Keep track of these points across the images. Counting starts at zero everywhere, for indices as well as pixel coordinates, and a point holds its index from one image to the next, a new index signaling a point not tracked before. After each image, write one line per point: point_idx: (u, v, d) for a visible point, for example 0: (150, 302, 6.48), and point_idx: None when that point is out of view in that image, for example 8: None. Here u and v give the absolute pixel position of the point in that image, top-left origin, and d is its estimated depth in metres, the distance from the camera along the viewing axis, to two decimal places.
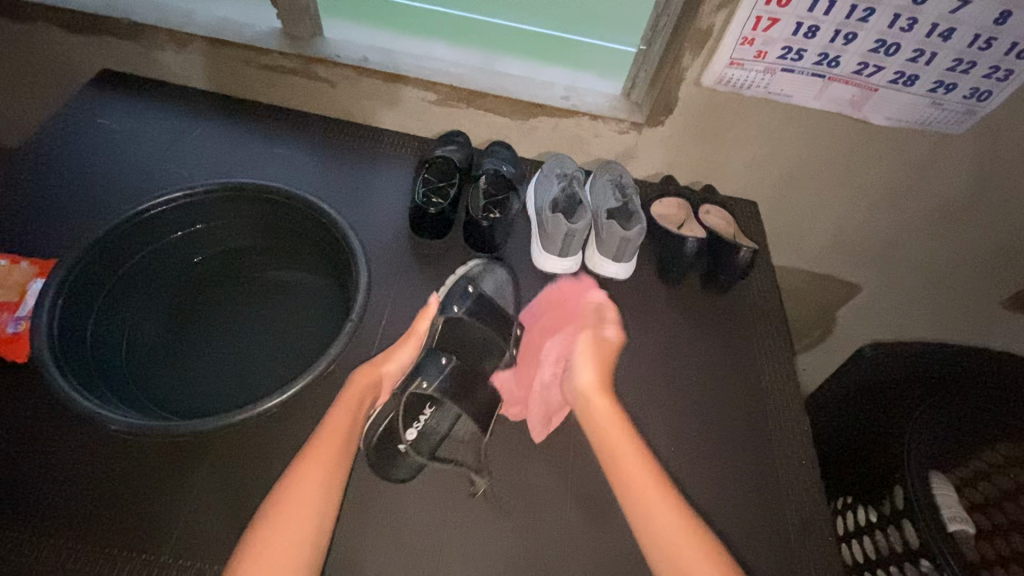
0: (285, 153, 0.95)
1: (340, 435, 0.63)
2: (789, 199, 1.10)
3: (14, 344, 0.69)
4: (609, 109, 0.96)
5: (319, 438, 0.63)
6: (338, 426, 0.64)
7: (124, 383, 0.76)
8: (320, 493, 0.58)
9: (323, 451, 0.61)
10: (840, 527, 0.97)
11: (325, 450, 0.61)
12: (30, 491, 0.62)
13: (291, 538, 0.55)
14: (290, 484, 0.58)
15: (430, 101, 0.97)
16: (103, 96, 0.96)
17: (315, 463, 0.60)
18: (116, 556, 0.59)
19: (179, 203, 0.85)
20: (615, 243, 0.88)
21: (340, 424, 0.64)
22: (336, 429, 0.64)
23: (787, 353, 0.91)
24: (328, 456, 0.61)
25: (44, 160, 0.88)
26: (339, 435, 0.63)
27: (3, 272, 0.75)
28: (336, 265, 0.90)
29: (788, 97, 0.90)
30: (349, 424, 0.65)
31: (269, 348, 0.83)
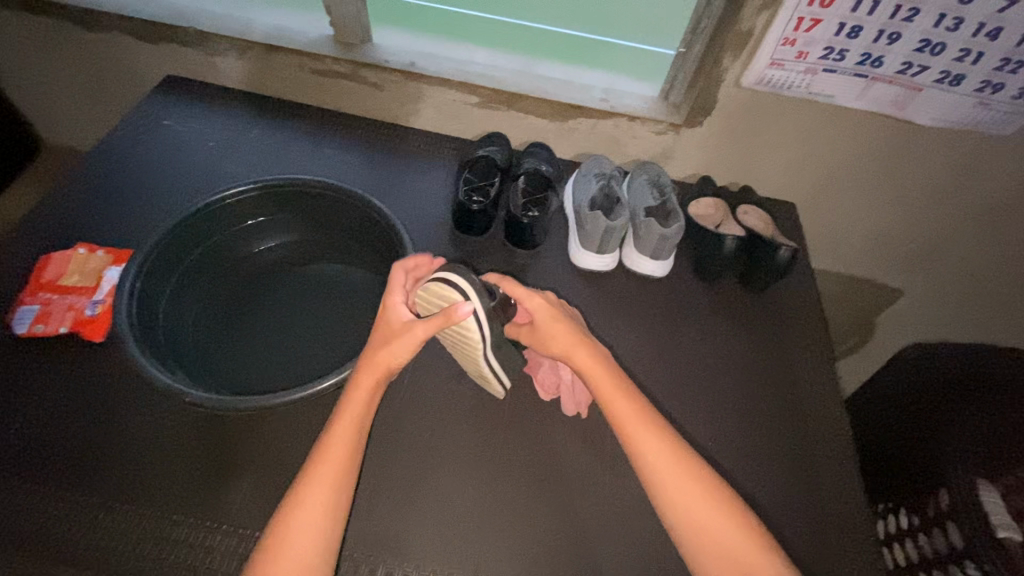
0: (335, 153, 0.99)
1: (345, 453, 0.59)
2: (828, 203, 1.10)
3: (91, 324, 0.74)
4: (648, 111, 0.98)
5: (328, 455, 0.59)
6: (342, 439, 0.60)
7: (192, 361, 0.81)
8: (322, 521, 0.56)
9: (328, 471, 0.58)
10: (881, 531, 0.95)
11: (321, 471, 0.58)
12: (107, 460, 0.67)
13: (299, 559, 0.54)
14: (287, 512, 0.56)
15: (472, 104, 1.01)
16: (169, 100, 1.02)
17: (321, 484, 0.57)
18: (182, 523, 0.64)
19: (242, 197, 0.89)
20: (653, 241, 0.89)
21: (345, 437, 0.60)
22: (340, 442, 0.59)
23: (824, 353, 0.91)
24: (330, 480, 0.58)
25: (117, 157, 0.95)
26: (339, 456, 0.59)
27: (81, 260, 0.80)
28: (386, 259, 0.93)
29: (829, 98, 0.91)
30: (355, 437, 0.60)
31: (322, 335, 0.86)
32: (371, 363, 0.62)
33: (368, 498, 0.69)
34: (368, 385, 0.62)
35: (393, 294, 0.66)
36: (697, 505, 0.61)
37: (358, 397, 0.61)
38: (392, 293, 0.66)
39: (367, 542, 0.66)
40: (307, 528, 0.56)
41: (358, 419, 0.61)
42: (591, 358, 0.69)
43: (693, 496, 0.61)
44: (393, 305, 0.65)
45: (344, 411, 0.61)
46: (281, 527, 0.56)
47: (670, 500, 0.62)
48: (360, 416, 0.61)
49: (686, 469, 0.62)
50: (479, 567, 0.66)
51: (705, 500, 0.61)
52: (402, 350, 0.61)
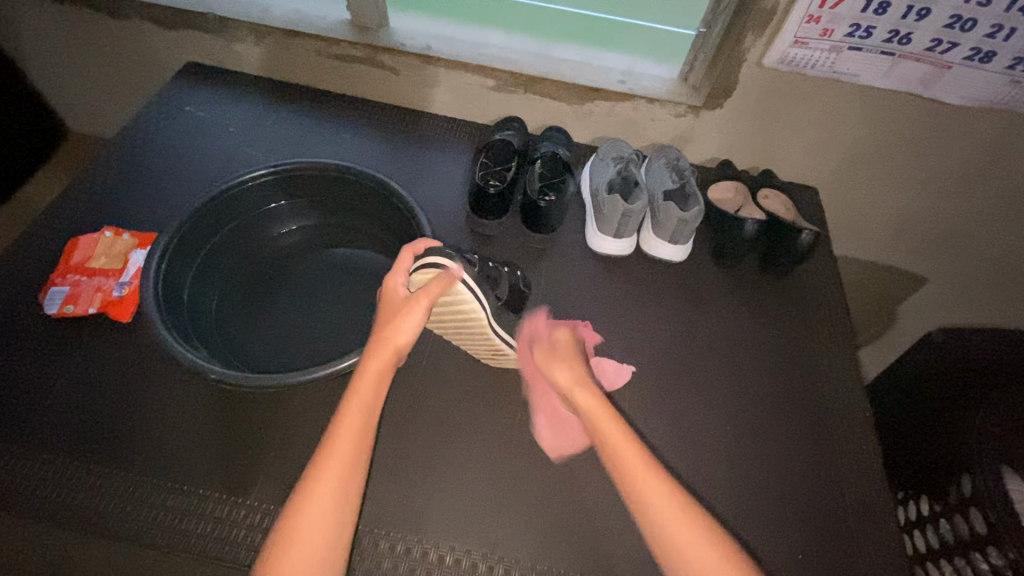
0: (353, 138, 1.00)
1: (355, 435, 0.60)
2: (851, 186, 1.07)
3: (119, 305, 0.77)
4: (666, 92, 0.97)
5: (338, 439, 0.60)
6: (352, 422, 0.61)
7: (216, 342, 0.82)
8: (333, 515, 0.56)
9: (337, 453, 0.59)
10: (901, 518, 0.93)
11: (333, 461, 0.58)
12: (137, 435, 0.69)
13: (309, 553, 0.54)
14: (299, 506, 0.56)
15: (488, 87, 1.01)
16: (191, 86, 1.04)
17: (331, 469, 0.58)
18: (208, 496, 0.65)
19: (263, 181, 0.90)
20: (671, 225, 0.88)
21: (354, 424, 0.61)
22: (350, 424, 0.60)
23: (846, 338, 0.89)
24: (342, 462, 0.58)
25: (141, 142, 0.96)
26: (349, 442, 0.60)
27: (108, 243, 0.82)
28: (404, 242, 0.94)
29: (854, 77, 0.88)
30: (364, 421, 0.61)
31: (341, 318, 0.87)
32: (378, 346, 0.64)
33: (388, 476, 0.70)
34: (377, 368, 0.63)
35: (394, 277, 0.67)
36: (689, 542, 0.58)
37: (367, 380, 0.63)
38: (391, 278, 0.67)
39: (388, 519, 0.67)
40: (321, 508, 0.56)
41: (367, 403, 0.62)
42: (592, 399, 0.67)
43: (681, 529, 0.58)
44: (392, 287, 0.67)
45: (353, 395, 0.62)
46: (291, 512, 0.56)
47: (663, 536, 0.58)
48: (369, 401, 0.62)
49: (683, 504, 0.60)
50: (496, 547, 0.66)
51: (695, 538, 0.58)
52: (407, 328, 0.63)
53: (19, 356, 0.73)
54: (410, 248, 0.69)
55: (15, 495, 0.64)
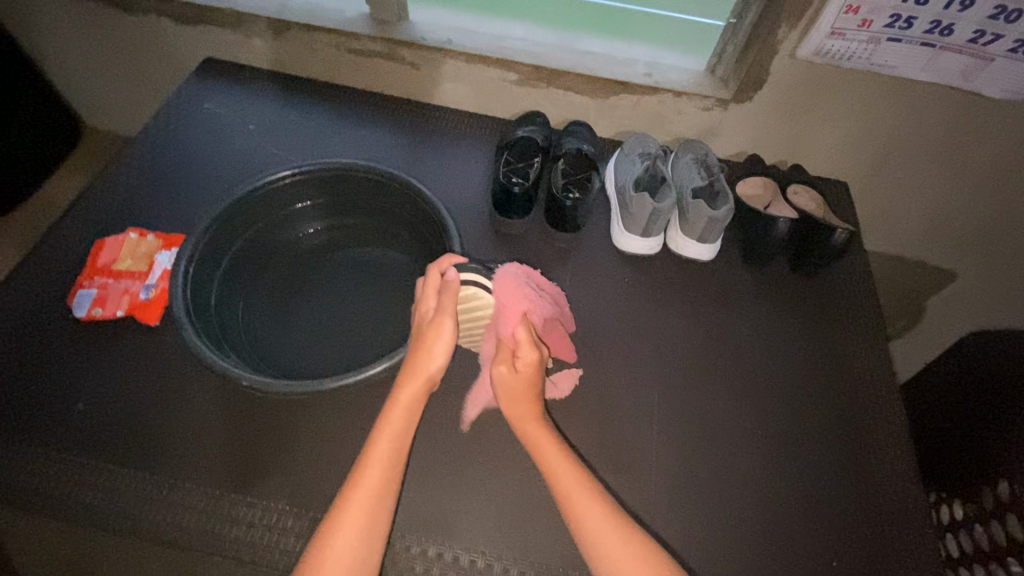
0: (374, 135, 0.99)
1: (383, 464, 0.61)
2: (883, 182, 1.04)
3: (146, 307, 0.76)
4: (693, 86, 0.94)
5: (367, 466, 0.60)
6: (382, 451, 0.61)
7: (243, 344, 0.82)
8: (361, 539, 0.57)
9: (365, 483, 0.59)
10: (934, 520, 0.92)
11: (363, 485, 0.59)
12: (167, 439, 0.69)
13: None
14: (328, 530, 0.57)
15: (511, 81, 0.99)
16: (209, 82, 1.02)
17: (358, 498, 0.58)
18: (240, 500, 0.65)
19: (286, 181, 0.90)
20: (700, 224, 0.86)
21: (387, 451, 0.61)
22: (380, 453, 0.61)
23: (878, 339, 0.87)
24: (369, 491, 0.59)
25: (161, 141, 0.95)
26: (379, 468, 0.60)
27: (133, 244, 0.82)
28: (427, 242, 0.93)
29: (891, 69, 0.85)
30: (393, 451, 0.62)
31: (366, 318, 0.87)
32: (412, 373, 0.66)
33: (419, 480, 0.69)
34: (409, 397, 0.64)
35: (424, 301, 0.70)
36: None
37: (399, 409, 0.64)
38: (421, 301, 0.70)
39: (419, 524, 0.67)
40: (350, 532, 0.57)
41: (397, 432, 0.63)
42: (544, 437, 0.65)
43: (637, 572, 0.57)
44: (424, 312, 0.69)
45: (384, 424, 0.63)
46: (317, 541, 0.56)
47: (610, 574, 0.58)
48: (400, 430, 0.63)
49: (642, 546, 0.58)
50: (528, 553, 0.66)
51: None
52: (439, 353, 0.66)
53: (48, 359, 0.73)
54: (434, 266, 0.71)
55: (50, 499, 0.65)
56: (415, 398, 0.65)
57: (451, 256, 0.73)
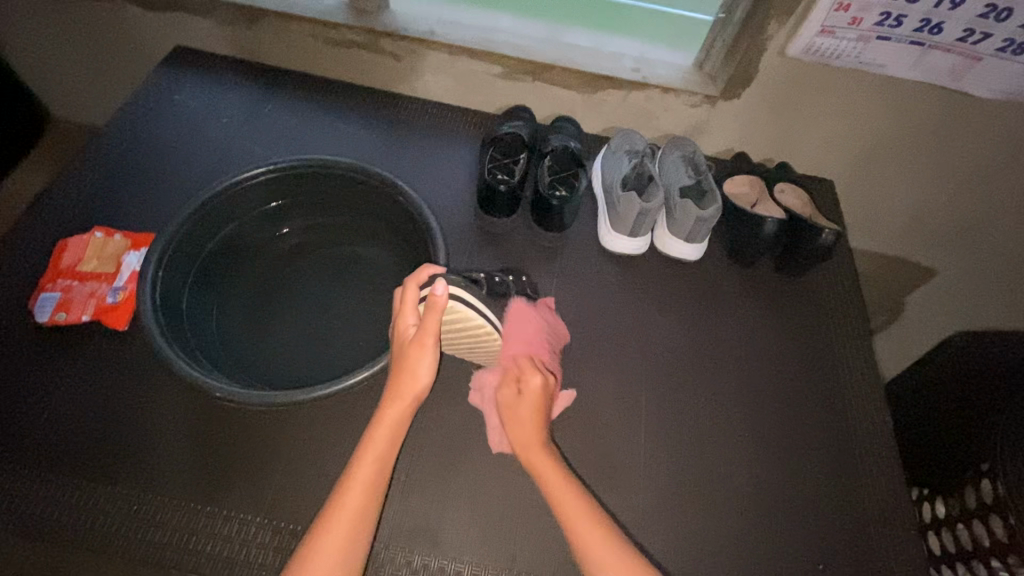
0: (353, 130, 0.95)
1: (366, 485, 0.59)
2: (869, 181, 1.04)
3: (114, 312, 0.73)
4: (682, 82, 0.93)
5: (349, 486, 0.58)
6: (365, 472, 0.59)
7: (217, 349, 0.79)
8: (342, 562, 0.55)
9: (346, 506, 0.57)
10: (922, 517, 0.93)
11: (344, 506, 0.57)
12: (137, 451, 0.66)
13: None
14: (307, 552, 0.55)
15: (495, 75, 0.96)
16: (179, 74, 0.98)
17: (339, 518, 0.56)
18: (215, 514, 0.63)
19: (261, 179, 0.86)
20: (688, 224, 0.85)
21: (371, 470, 0.60)
22: (362, 475, 0.59)
23: (863, 340, 0.87)
24: (350, 515, 0.57)
25: (129, 135, 0.91)
26: (362, 488, 0.58)
27: (98, 244, 0.78)
28: (410, 241, 0.90)
29: (880, 68, 0.85)
30: (376, 474, 0.60)
31: (348, 321, 0.84)
32: (397, 390, 0.64)
33: (402, 489, 0.68)
34: (394, 416, 0.63)
35: (402, 317, 0.67)
36: None
37: (382, 430, 0.62)
38: (401, 317, 0.67)
39: (402, 533, 0.65)
40: (330, 555, 0.55)
41: (380, 454, 0.61)
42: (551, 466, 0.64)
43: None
44: (402, 328, 0.66)
45: (367, 445, 0.61)
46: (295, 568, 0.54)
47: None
48: (382, 452, 0.61)
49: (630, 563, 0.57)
50: (514, 561, 0.65)
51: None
52: (424, 369, 0.64)
53: (8, 368, 0.70)
54: (412, 278, 0.68)
55: (11, 515, 0.61)
56: (401, 418, 0.63)
57: (430, 267, 0.69)
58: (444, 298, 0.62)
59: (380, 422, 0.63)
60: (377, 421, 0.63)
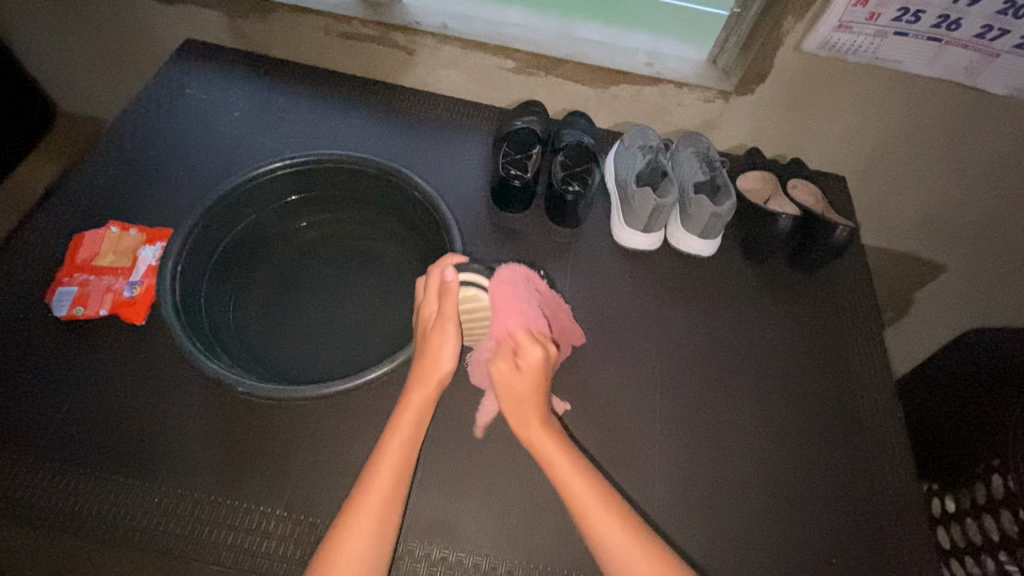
0: (366, 124, 0.95)
1: (393, 469, 0.59)
2: (881, 177, 1.04)
3: (131, 306, 0.73)
4: (695, 77, 0.92)
5: (377, 470, 0.59)
6: (393, 455, 0.60)
7: (233, 343, 0.79)
8: (370, 545, 0.55)
9: (376, 486, 0.58)
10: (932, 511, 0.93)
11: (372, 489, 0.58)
12: (157, 444, 0.66)
13: None
14: (337, 534, 0.55)
15: (508, 69, 0.95)
16: (190, 67, 0.97)
17: (368, 501, 0.57)
18: (235, 507, 0.63)
19: (277, 174, 0.86)
20: (703, 220, 0.85)
21: (399, 453, 0.60)
22: (391, 456, 0.60)
23: (875, 336, 0.88)
24: (380, 494, 0.57)
25: (141, 128, 0.91)
26: (390, 471, 0.59)
27: (113, 238, 0.78)
28: (423, 235, 0.90)
29: (897, 64, 0.84)
30: (403, 457, 0.60)
31: (362, 316, 0.85)
32: (423, 374, 0.64)
33: (419, 482, 0.68)
34: (419, 400, 0.63)
35: (427, 303, 0.68)
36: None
37: (410, 411, 0.63)
38: (425, 303, 0.68)
39: (421, 527, 0.66)
40: (358, 537, 0.55)
41: (408, 436, 0.61)
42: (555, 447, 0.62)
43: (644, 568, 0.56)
44: (426, 315, 0.67)
45: (394, 427, 0.62)
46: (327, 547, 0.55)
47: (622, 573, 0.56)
48: (410, 433, 0.62)
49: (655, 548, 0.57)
50: (531, 554, 0.66)
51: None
52: (448, 354, 0.65)
53: (27, 361, 0.70)
54: (435, 265, 0.70)
55: (32, 509, 0.62)
56: (426, 403, 0.63)
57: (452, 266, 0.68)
58: (453, 283, 0.67)
59: (406, 404, 0.63)
60: (404, 404, 0.63)
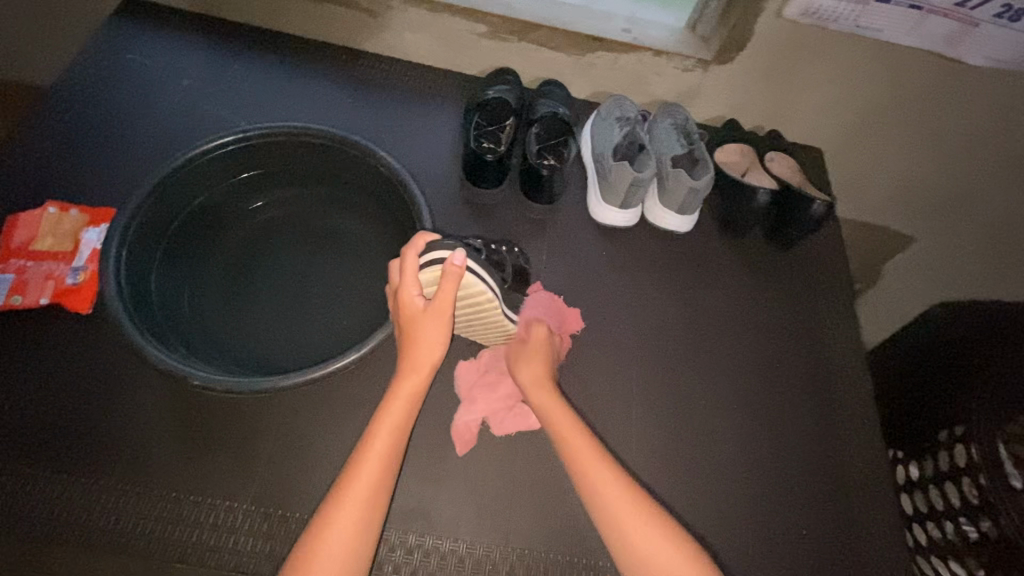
0: (328, 93, 0.89)
1: (378, 463, 0.56)
2: (857, 149, 1.03)
3: (75, 295, 0.68)
4: (674, 45, 0.89)
5: (364, 462, 0.56)
6: (380, 448, 0.57)
7: (192, 331, 0.75)
8: (354, 542, 0.53)
9: (363, 480, 0.55)
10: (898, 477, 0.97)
11: (358, 485, 0.55)
12: (108, 440, 0.63)
13: None
14: (319, 532, 0.52)
15: (479, 34, 0.90)
16: (132, 31, 0.89)
17: (355, 495, 0.54)
18: (199, 502, 0.60)
19: (230, 148, 0.81)
20: (681, 194, 0.83)
21: (387, 445, 0.58)
22: (378, 448, 0.57)
23: (849, 311, 0.88)
24: (367, 488, 0.55)
25: (78, 98, 0.83)
26: (376, 466, 0.56)
27: (52, 220, 0.72)
28: (393, 213, 0.86)
29: (878, 32, 0.82)
30: (391, 450, 0.58)
31: (331, 299, 0.81)
32: (412, 364, 0.61)
33: None
34: (409, 389, 0.60)
35: (406, 287, 0.61)
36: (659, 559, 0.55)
37: (397, 402, 0.60)
38: (404, 286, 0.62)
39: (397, 515, 0.64)
40: (345, 534, 0.52)
41: (394, 429, 0.59)
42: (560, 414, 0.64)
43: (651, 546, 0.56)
44: (407, 299, 0.61)
45: (382, 418, 0.59)
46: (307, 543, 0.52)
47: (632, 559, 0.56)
48: (399, 424, 0.59)
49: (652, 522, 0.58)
50: (510, 538, 0.65)
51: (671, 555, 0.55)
52: (437, 343, 0.61)
53: None
54: (410, 246, 0.62)
55: None
56: (415, 392, 0.61)
57: (461, 250, 0.60)
58: (462, 269, 0.60)
59: (394, 395, 0.60)
60: (391, 394, 0.60)
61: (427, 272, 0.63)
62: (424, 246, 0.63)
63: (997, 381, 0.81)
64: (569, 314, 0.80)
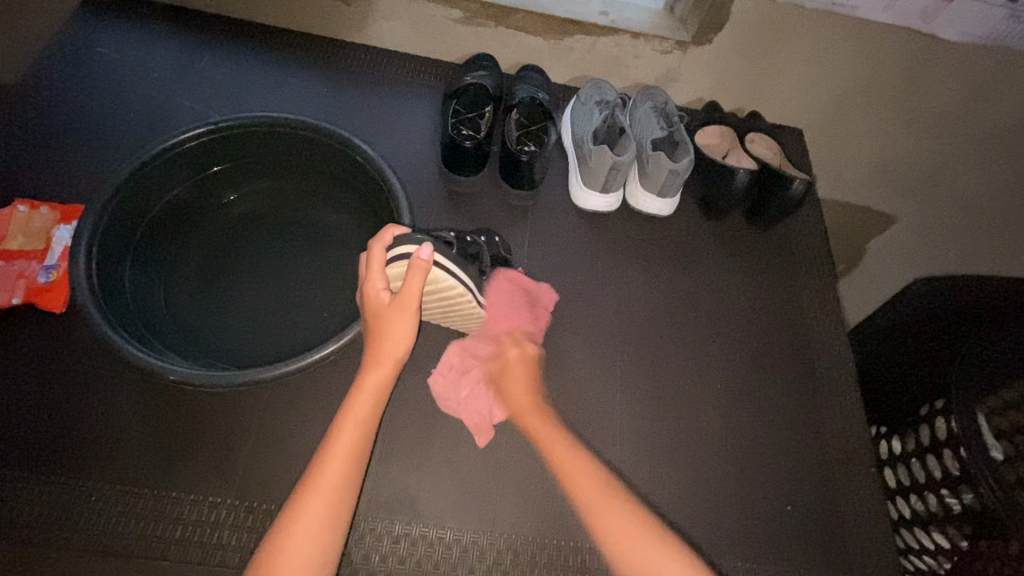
0: (302, 82, 0.88)
1: (346, 453, 0.56)
2: (837, 129, 1.03)
3: (48, 293, 0.67)
4: (652, 27, 0.88)
5: (331, 452, 0.56)
6: (347, 438, 0.57)
7: (167, 326, 0.74)
8: (324, 531, 0.53)
9: (331, 470, 0.55)
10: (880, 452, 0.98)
11: (324, 476, 0.55)
12: (85, 439, 0.62)
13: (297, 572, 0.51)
14: (289, 523, 0.52)
15: (454, 20, 0.89)
16: (99, 24, 0.87)
17: (323, 486, 0.54)
18: (178, 498, 0.60)
19: (202, 139, 0.79)
20: (661, 177, 0.83)
21: (355, 435, 0.58)
22: (346, 438, 0.57)
23: (830, 290, 0.89)
24: (334, 478, 0.55)
25: (44, 93, 0.81)
26: (343, 456, 0.56)
27: (22, 218, 0.71)
28: (372, 203, 0.85)
29: (852, 9, 0.83)
30: (359, 439, 0.58)
31: (311, 292, 0.80)
32: (376, 356, 0.61)
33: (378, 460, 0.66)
34: (376, 380, 0.60)
35: (371, 281, 0.61)
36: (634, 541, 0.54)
37: (364, 393, 0.60)
38: (370, 278, 0.62)
39: (381, 505, 0.64)
40: (312, 524, 0.53)
41: (361, 420, 0.59)
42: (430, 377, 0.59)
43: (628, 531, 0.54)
44: (372, 293, 0.61)
45: (349, 409, 0.59)
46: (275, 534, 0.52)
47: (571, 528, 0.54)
48: (366, 414, 0.59)
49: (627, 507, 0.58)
50: (496, 524, 0.65)
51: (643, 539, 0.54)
52: (402, 334, 0.61)
53: None
54: (376, 240, 0.62)
55: None
56: (381, 383, 0.61)
57: (428, 243, 0.60)
58: (429, 262, 0.59)
59: (361, 386, 0.60)
60: (358, 385, 0.61)
61: (393, 267, 0.61)
62: (391, 239, 0.62)
63: (976, 355, 0.82)
64: (552, 296, 0.80)
